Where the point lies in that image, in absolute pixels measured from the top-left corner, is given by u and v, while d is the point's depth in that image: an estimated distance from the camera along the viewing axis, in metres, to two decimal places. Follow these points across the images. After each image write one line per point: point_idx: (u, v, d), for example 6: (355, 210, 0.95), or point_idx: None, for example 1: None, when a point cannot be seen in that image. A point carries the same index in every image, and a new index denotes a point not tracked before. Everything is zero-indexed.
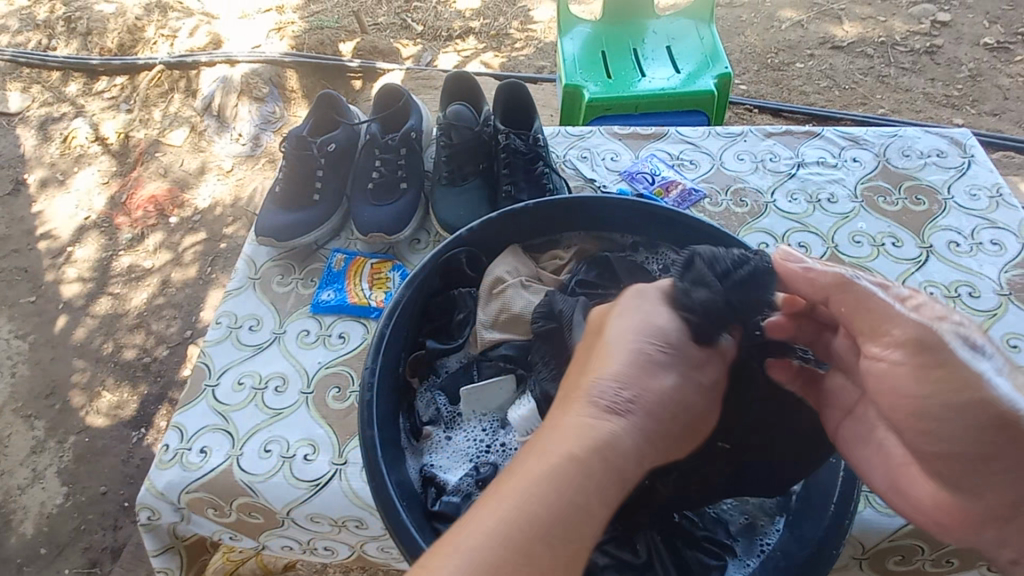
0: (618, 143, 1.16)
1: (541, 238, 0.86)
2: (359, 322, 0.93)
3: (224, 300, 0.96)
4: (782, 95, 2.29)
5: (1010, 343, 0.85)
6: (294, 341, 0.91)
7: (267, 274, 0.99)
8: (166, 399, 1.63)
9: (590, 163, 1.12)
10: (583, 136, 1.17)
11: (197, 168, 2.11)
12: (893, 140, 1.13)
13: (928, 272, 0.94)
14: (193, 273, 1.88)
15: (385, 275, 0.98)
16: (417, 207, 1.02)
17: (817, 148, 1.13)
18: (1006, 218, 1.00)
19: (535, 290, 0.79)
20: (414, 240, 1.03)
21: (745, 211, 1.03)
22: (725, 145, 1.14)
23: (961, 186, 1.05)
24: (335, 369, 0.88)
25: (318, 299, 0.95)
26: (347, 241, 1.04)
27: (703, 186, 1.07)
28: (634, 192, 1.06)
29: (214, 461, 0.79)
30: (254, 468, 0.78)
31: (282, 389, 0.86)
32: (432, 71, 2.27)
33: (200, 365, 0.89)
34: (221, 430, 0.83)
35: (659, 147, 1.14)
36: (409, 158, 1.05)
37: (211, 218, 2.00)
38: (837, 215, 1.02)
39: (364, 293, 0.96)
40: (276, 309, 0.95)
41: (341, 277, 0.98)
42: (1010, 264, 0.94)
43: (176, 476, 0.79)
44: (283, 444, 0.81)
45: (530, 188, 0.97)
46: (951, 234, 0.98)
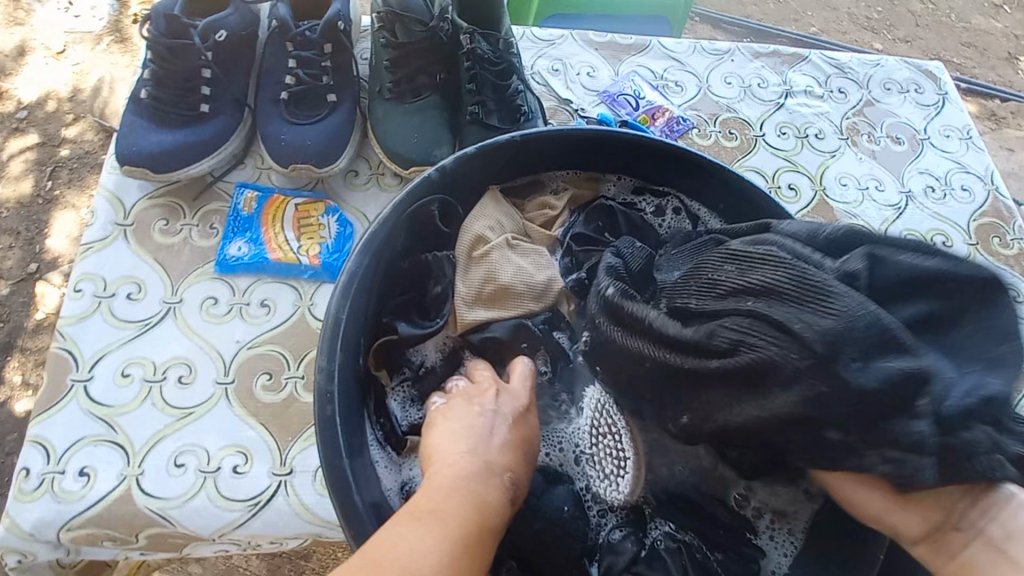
0: (594, 54, 0.96)
1: (524, 176, 0.68)
2: (288, 285, 0.72)
3: (83, 257, 0.70)
4: (724, 4, 2.15)
5: None
6: (198, 314, 0.68)
7: (143, 219, 0.72)
8: (16, 350, 1.29)
9: (564, 78, 0.92)
10: (553, 42, 0.95)
11: (12, 46, 1.54)
12: (876, 71, 1.05)
13: (907, 220, 0.91)
14: (26, 190, 1.43)
15: (317, 220, 0.75)
16: (352, 128, 0.78)
17: (805, 74, 1.02)
18: (975, 163, 0.98)
19: (524, 247, 0.63)
20: (350, 172, 0.80)
21: (734, 145, 0.92)
22: (712, 64, 0.99)
23: (935, 126, 1.01)
24: (259, 350, 0.68)
25: (225, 255, 0.71)
26: (257, 171, 0.78)
27: (691, 114, 0.94)
28: (616, 118, 0.90)
29: (103, 485, 0.59)
30: (164, 491, 0.60)
31: (187, 381, 0.65)
32: None
33: (60, 353, 0.65)
34: (106, 442, 0.61)
35: (641, 63, 0.97)
36: (336, 58, 0.78)
37: (42, 116, 1.50)
38: (824, 153, 0.95)
39: (290, 246, 0.73)
40: (165, 269, 0.70)
41: (254, 222, 0.74)
42: (978, 211, 0.93)
43: (47, 511, 0.58)
44: (202, 455, 0.62)
45: (502, 110, 0.77)
46: (927, 178, 0.95)
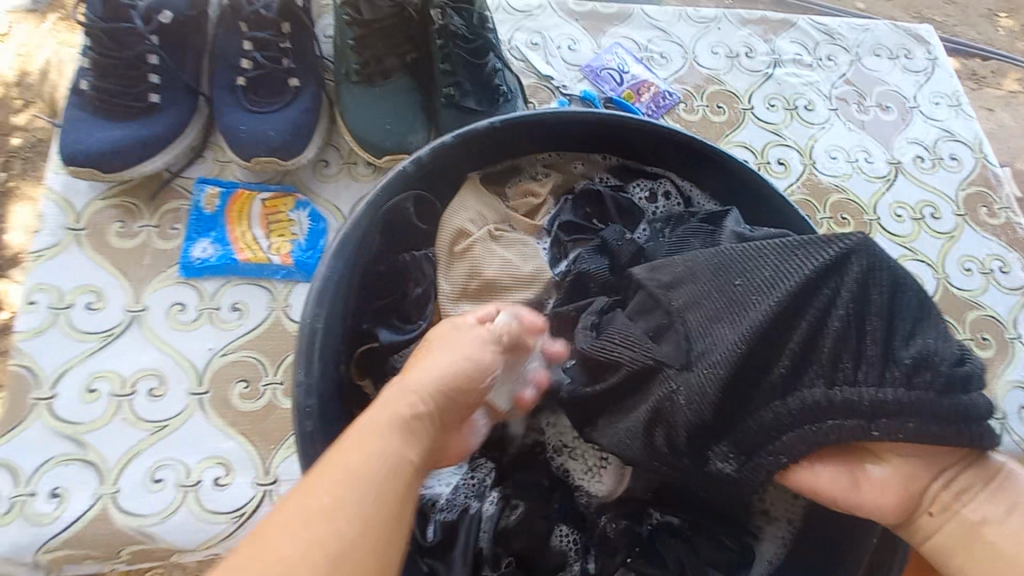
0: (575, 26, 0.91)
1: (505, 162, 0.64)
2: (259, 287, 0.67)
3: (33, 266, 0.65)
4: None
5: (966, 266, 0.85)
6: (165, 322, 0.65)
7: (98, 222, 0.67)
8: None
9: (543, 53, 0.87)
10: (531, 13, 0.90)
11: None
12: (865, 36, 1.01)
13: (896, 192, 0.89)
14: None
15: (287, 216, 0.71)
16: (318, 116, 0.73)
17: (793, 42, 0.98)
18: (964, 130, 0.96)
19: (507, 240, 0.60)
20: (320, 163, 0.75)
21: (722, 119, 0.89)
22: (698, 34, 0.95)
23: (925, 93, 0.98)
24: (234, 357, 0.64)
25: (190, 257, 0.67)
26: (218, 165, 0.72)
27: (676, 88, 0.90)
28: (600, 95, 0.85)
29: (78, 506, 0.57)
30: (145, 508, 0.58)
31: (159, 394, 0.62)
32: None
33: (18, 370, 0.61)
34: (78, 461, 0.59)
35: (624, 34, 0.92)
36: (297, 39, 0.72)
37: None
38: (813, 125, 0.92)
39: (260, 245, 0.69)
40: (125, 275, 0.66)
41: (219, 221, 0.69)
42: (966, 180, 0.91)
43: (22, 534, 0.56)
44: (181, 469, 0.60)
45: (479, 91, 0.72)
46: (917, 147, 0.93)
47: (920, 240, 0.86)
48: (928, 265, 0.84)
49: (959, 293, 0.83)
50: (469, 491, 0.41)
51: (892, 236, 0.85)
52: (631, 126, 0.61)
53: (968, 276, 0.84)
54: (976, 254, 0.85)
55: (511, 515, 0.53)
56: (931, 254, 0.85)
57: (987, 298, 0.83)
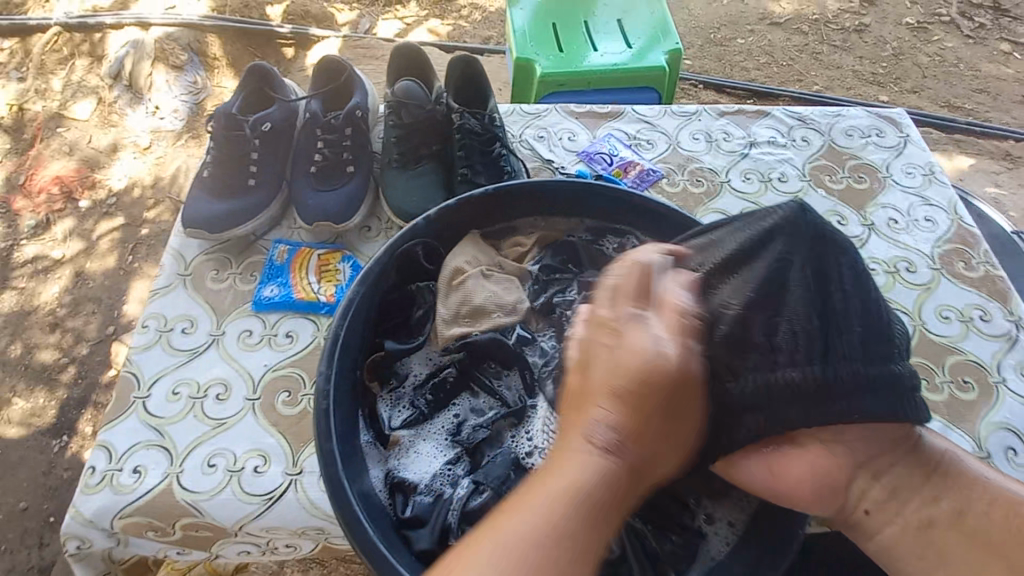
0: (575, 122, 1.12)
1: (500, 223, 0.81)
2: (308, 319, 0.86)
3: (150, 300, 0.87)
4: (725, 70, 2.32)
5: (943, 314, 0.90)
6: (235, 343, 0.84)
7: (199, 269, 0.90)
8: (89, 402, 1.49)
9: (548, 143, 1.08)
10: (539, 114, 1.12)
11: (108, 146, 1.88)
12: (837, 120, 1.16)
13: (869, 249, 0.97)
14: (111, 263, 1.69)
15: (335, 267, 0.91)
16: (366, 193, 0.95)
17: (768, 127, 1.14)
18: (938, 196, 1.05)
19: (497, 278, 0.76)
20: (364, 228, 0.96)
21: (701, 191, 1.04)
22: (681, 124, 1.13)
23: (898, 165, 1.09)
24: (283, 372, 0.81)
25: (261, 296, 0.87)
26: (289, 231, 0.95)
27: (661, 166, 1.06)
28: (593, 173, 1.04)
29: (151, 480, 0.72)
30: (198, 486, 0.72)
31: (223, 398, 0.79)
32: (372, 40, 2.14)
33: (127, 375, 0.80)
34: (156, 446, 0.75)
35: (616, 127, 1.12)
36: (355, 137, 0.96)
37: (129, 200, 1.79)
38: (787, 194, 1.04)
39: (312, 288, 0.88)
40: (213, 308, 0.87)
41: (285, 270, 0.90)
42: (941, 239, 0.99)
43: (105, 501, 0.71)
44: (231, 457, 0.74)
45: (488, 171, 0.92)
46: (890, 211, 1.02)
47: (894, 290, 0.92)
48: (904, 312, 0.90)
49: (937, 338, 0.88)
50: (566, 488, 0.43)
51: None
52: (594, 189, 0.78)
53: (946, 324, 0.89)
54: (953, 304, 0.91)
55: (477, 497, 0.63)
56: (907, 303, 0.91)
57: (968, 344, 0.87)
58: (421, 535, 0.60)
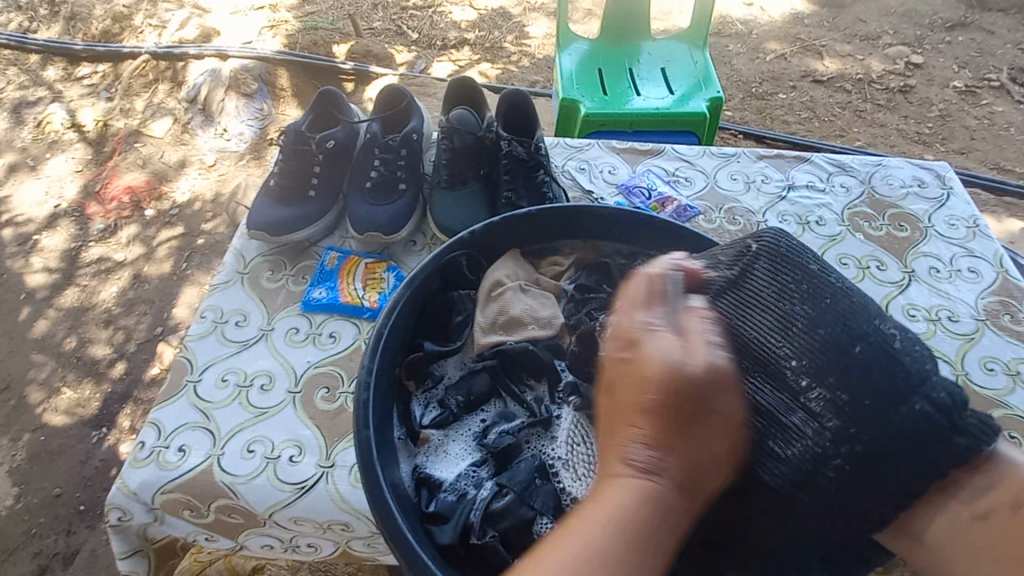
0: (616, 157, 1.17)
1: (541, 244, 0.85)
2: (351, 322, 0.91)
3: (210, 293, 0.94)
4: (765, 123, 2.37)
5: (987, 366, 0.88)
6: (283, 339, 0.89)
7: (256, 269, 0.97)
8: (131, 397, 1.56)
9: (589, 175, 1.13)
10: (581, 148, 1.18)
11: (177, 161, 2.05)
12: (877, 169, 1.17)
13: (910, 295, 0.97)
14: (167, 268, 1.81)
15: (380, 275, 0.96)
16: (415, 209, 1.01)
17: (806, 172, 1.16)
18: (982, 248, 1.03)
19: (535, 293, 0.79)
20: (410, 242, 1.02)
21: (737, 229, 1.06)
22: (719, 165, 1.17)
23: (940, 216, 1.09)
24: (324, 369, 0.86)
25: (310, 297, 0.93)
26: (341, 240, 1.02)
27: (697, 203, 1.09)
28: (630, 205, 1.07)
29: (193, 460, 0.76)
30: (236, 469, 0.75)
31: (267, 388, 0.83)
32: (425, 79, 2.28)
33: (182, 360, 0.86)
34: (201, 428, 0.80)
35: (655, 163, 1.16)
36: (409, 159, 1.04)
37: (190, 213, 1.93)
38: (825, 237, 1.05)
39: (357, 293, 0.94)
40: (265, 305, 0.93)
41: (334, 275, 0.96)
42: (986, 291, 0.97)
43: (150, 475, 0.75)
44: (268, 445, 0.78)
45: (529, 196, 0.98)
46: (931, 260, 1.02)
47: (935, 337, 0.91)
48: (946, 361, 0.88)
49: (982, 390, 0.85)
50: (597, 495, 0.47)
51: None
52: (630, 217, 0.81)
53: (990, 375, 0.87)
54: (998, 356, 0.89)
55: (500, 498, 0.65)
56: (949, 352, 0.89)
57: (1015, 398, 0.84)
58: (443, 529, 0.62)
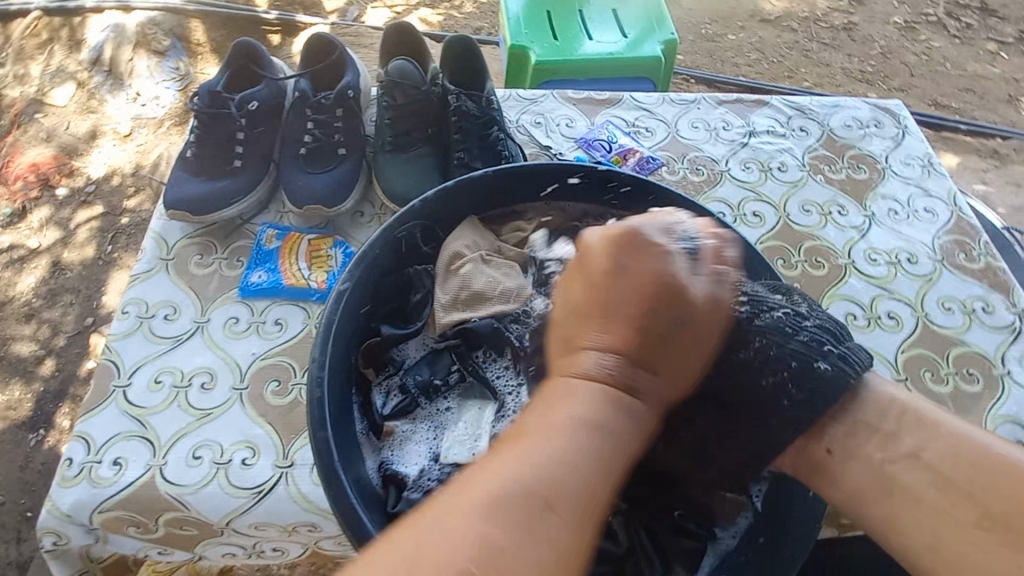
0: (573, 108, 1.10)
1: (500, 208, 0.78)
2: (299, 307, 0.83)
3: (130, 286, 0.83)
4: (717, 66, 2.32)
5: (945, 305, 0.90)
6: (221, 330, 0.80)
7: (182, 254, 0.86)
8: (67, 395, 1.43)
9: (545, 129, 1.06)
10: (536, 100, 1.10)
11: (87, 131, 1.81)
12: (835, 110, 1.15)
13: (870, 239, 0.97)
14: (90, 253, 1.62)
15: (326, 252, 0.88)
16: (358, 176, 0.92)
17: (766, 116, 1.12)
18: (936, 187, 1.04)
19: (497, 264, 0.74)
20: (357, 213, 0.93)
21: (701, 179, 1.02)
22: (680, 112, 1.11)
23: (896, 156, 1.09)
24: (271, 361, 0.78)
25: (248, 281, 0.84)
26: (277, 215, 0.92)
27: (660, 154, 1.05)
28: (591, 160, 1.02)
29: (132, 474, 0.68)
30: (182, 479, 0.68)
31: (209, 386, 0.75)
32: (361, 29, 2.09)
33: (106, 363, 0.76)
34: (137, 437, 0.71)
35: (615, 114, 1.10)
36: (346, 119, 0.93)
37: (108, 189, 1.72)
38: (787, 183, 1.03)
39: (302, 274, 0.85)
40: (197, 294, 0.83)
41: (274, 255, 0.87)
42: (942, 230, 0.98)
43: (83, 495, 0.67)
44: (216, 449, 0.71)
45: (484, 156, 0.90)
46: (890, 202, 1.02)
47: (897, 281, 0.92)
48: (906, 303, 0.90)
49: (942, 331, 0.87)
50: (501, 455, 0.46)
51: (867, 277, 0.92)
52: (600, 175, 0.75)
53: (948, 315, 0.89)
54: (956, 296, 0.91)
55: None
56: (909, 294, 0.91)
57: (971, 335, 0.87)
58: None
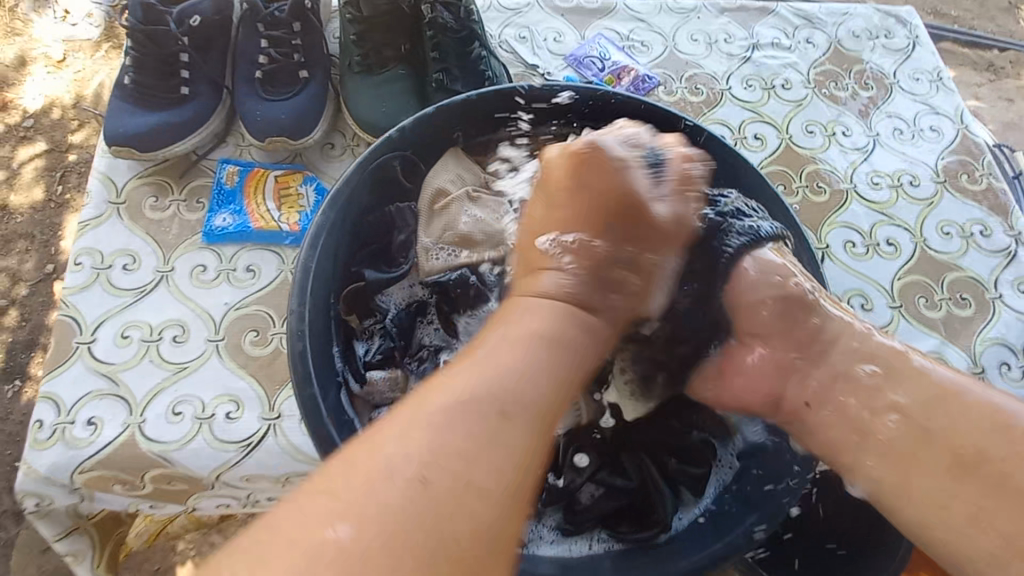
0: (560, 19, 0.98)
1: (484, 136, 0.70)
2: (272, 252, 0.76)
3: (80, 234, 0.75)
4: None
5: (944, 230, 0.87)
6: (188, 280, 0.74)
7: (134, 197, 0.78)
8: (39, 345, 1.36)
9: (531, 45, 0.95)
10: (519, 10, 0.98)
11: (13, 57, 1.60)
12: (845, 19, 1.05)
13: (874, 162, 0.92)
14: (39, 196, 1.49)
15: (295, 190, 0.80)
16: (326, 101, 0.82)
17: (771, 27, 1.03)
18: (944, 103, 0.99)
19: (484, 201, 0.69)
20: (327, 144, 0.84)
21: (700, 100, 0.94)
22: (678, 23, 1.01)
23: (905, 70, 1.01)
24: (247, 311, 0.73)
25: (212, 225, 0.76)
26: (237, 149, 0.82)
27: (657, 72, 0.96)
28: (583, 81, 0.92)
29: (110, 433, 0.65)
30: (164, 436, 0.65)
31: (182, 340, 0.70)
32: None
33: (65, 319, 0.71)
34: (111, 396, 0.67)
35: (607, 26, 0.99)
36: (305, 36, 0.82)
37: (48, 123, 1.56)
38: (791, 102, 0.96)
39: (272, 216, 0.78)
40: (156, 241, 0.76)
41: (237, 195, 0.79)
42: (946, 150, 0.94)
43: (61, 457, 0.64)
44: (198, 404, 0.67)
45: (465, 76, 0.80)
46: (896, 121, 0.96)
47: (897, 206, 0.89)
48: (907, 229, 0.87)
49: (938, 256, 0.86)
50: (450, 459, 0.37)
51: (868, 203, 0.89)
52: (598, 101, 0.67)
53: (946, 240, 0.87)
54: (955, 219, 0.88)
55: None
56: (909, 220, 0.88)
57: (967, 260, 0.86)
58: None
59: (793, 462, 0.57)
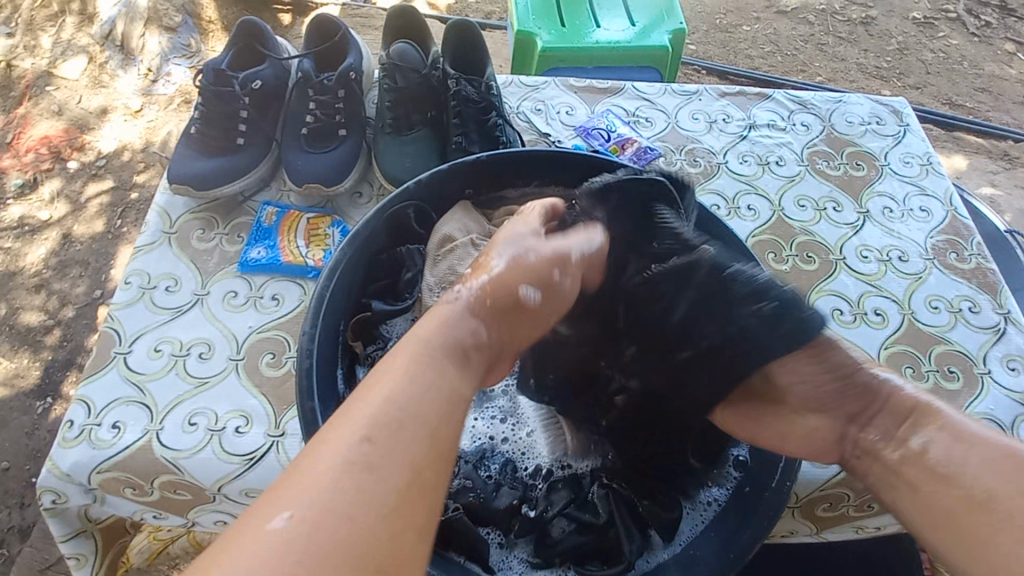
0: (573, 96, 1.10)
1: (491, 194, 0.79)
2: (296, 283, 0.85)
3: (133, 257, 0.85)
4: (729, 58, 2.29)
5: (932, 304, 0.90)
6: (220, 304, 0.82)
7: (184, 229, 0.88)
8: (75, 364, 1.46)
9: (545, 116, 1.06)
10: (537, 87, 1.10)
11: (98, 107, 1.82)
12: (837, 106, 1.14)
13: (863, 236, 0.97)
14: (98, 228, 1.65)
15: (324, 231, 0.90)
16: (358, 156, 0.93)
17: (768, 110, 1.12)
18: (934, 186, 1.04)
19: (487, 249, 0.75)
20: (355, 193, 0.94)
21: (697, 171, 1.02)
22: (681, 103, 1.11)
23: (896, 154, 1.08)
24: (267, 334, 0.80)
25: (247, 257, 0.86)
26: (279, 193, 0.94)
27: (658, 145, 1.05)
28: (589, 149, 1.02)
29: (130, 436, 0.71)
30: (178, 444, 0.71)
31: (206, 356, 0.78)
32: (371, 9, 2.09)
33: (109, 331, 0.79)
34: (136, 403, 0.74)
35: (615, 103, 1.10)
36: (347, 100, 0.94)
37: (118, 163, 1.75)
38: (783, 177, 1.03)
39: (300, 252, 0.87)
40: (197, 267, 0.85)
41: (273, 232, 0.89)
42: (935, 230, 0.98)
43: (83, 455, 0.70)
44: (211, 417, 0.73)
45: (481, 140, 0.90)
46: (886, 200, 1.02)
47: (886, 278, 0.92)
48: (894, 301, 0.90)
49: (925, 328, 0.87)
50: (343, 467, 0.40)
51: (856, 274, 0.93)
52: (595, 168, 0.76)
53: (934, 314, 0.89)
54: (943, 295, 0.91)
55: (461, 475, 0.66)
56: (897, 292, 0.91)
57: (956, 334, 0.87)
58: None
59: (765, 509, 0.60)
